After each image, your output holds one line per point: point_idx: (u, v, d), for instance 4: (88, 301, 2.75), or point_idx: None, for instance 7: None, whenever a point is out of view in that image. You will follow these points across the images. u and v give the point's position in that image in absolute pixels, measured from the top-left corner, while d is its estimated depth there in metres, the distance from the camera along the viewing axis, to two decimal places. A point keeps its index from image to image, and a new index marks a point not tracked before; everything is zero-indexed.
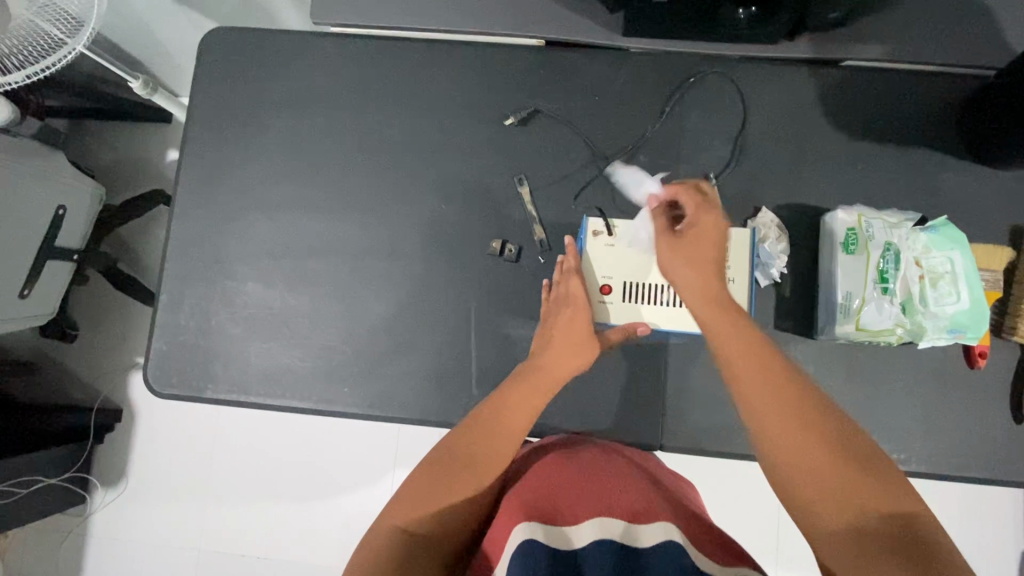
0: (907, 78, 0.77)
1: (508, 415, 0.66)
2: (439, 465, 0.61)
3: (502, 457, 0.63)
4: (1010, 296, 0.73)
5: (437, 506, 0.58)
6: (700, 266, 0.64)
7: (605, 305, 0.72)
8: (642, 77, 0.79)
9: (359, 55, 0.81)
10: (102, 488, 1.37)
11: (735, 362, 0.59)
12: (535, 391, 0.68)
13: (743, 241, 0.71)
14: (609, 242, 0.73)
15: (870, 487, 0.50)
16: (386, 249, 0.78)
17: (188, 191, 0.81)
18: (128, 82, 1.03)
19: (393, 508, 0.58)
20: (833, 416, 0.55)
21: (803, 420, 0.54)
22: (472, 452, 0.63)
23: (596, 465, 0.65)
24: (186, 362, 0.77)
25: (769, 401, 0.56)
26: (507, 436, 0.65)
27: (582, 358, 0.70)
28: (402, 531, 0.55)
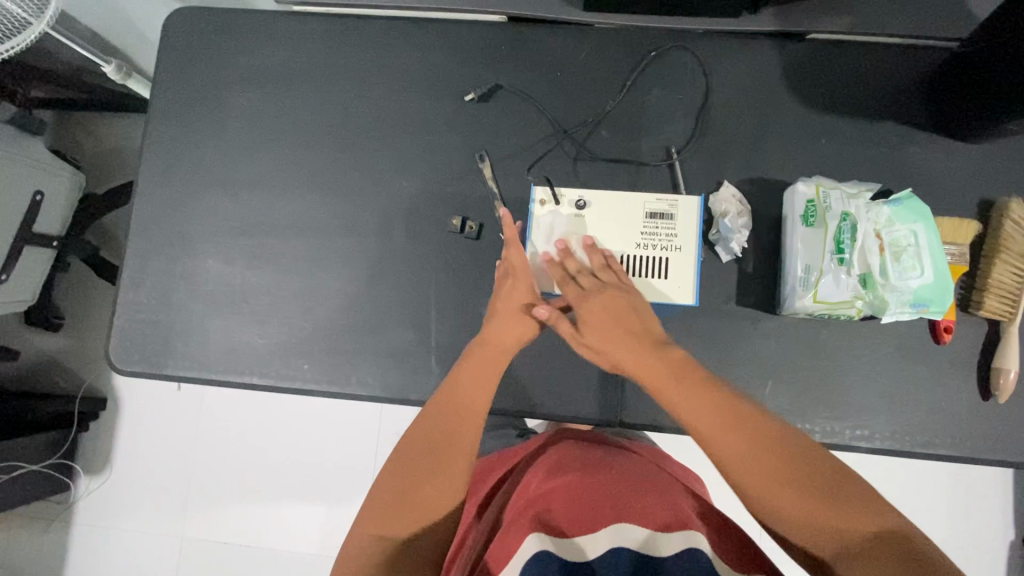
0: (873, 49, 0.76)
1: (465, 399, 0.65)
2: (413, 463, 0.61)
3: (467, 439, 0.63)
4: (978, 271, 0.72)
5: (419, 511, 0.58)
6: (617, 332, 0.63)
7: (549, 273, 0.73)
8: (604, 52, 0.78)
9: (321, 31, 0.81)
10: (85, 475, 1.38)
11: (686, 405, 0.56)
12: (489, 364, 0.67)
13: (691, 209, 0.72)
14: (555, 210, 0.74)
15: (849, 513, 0.48)
16: (347, 225, 0.78)
17: (152, 169, 0.81)
18: (101, 66, 1.03)
19: (369, 512, 0.59)
20: (795, 441, 0.53)
21: (766, 452, 0.52)
22: (433, 441, 0.62)
23: (592, 470, 0.64)
24: (147, 339, 0.78)
25: (728, 441, 0.53)
26: (467, 419, 0.64)
27: (527, 327, 0.69)
28: (386, 539, 0.57)
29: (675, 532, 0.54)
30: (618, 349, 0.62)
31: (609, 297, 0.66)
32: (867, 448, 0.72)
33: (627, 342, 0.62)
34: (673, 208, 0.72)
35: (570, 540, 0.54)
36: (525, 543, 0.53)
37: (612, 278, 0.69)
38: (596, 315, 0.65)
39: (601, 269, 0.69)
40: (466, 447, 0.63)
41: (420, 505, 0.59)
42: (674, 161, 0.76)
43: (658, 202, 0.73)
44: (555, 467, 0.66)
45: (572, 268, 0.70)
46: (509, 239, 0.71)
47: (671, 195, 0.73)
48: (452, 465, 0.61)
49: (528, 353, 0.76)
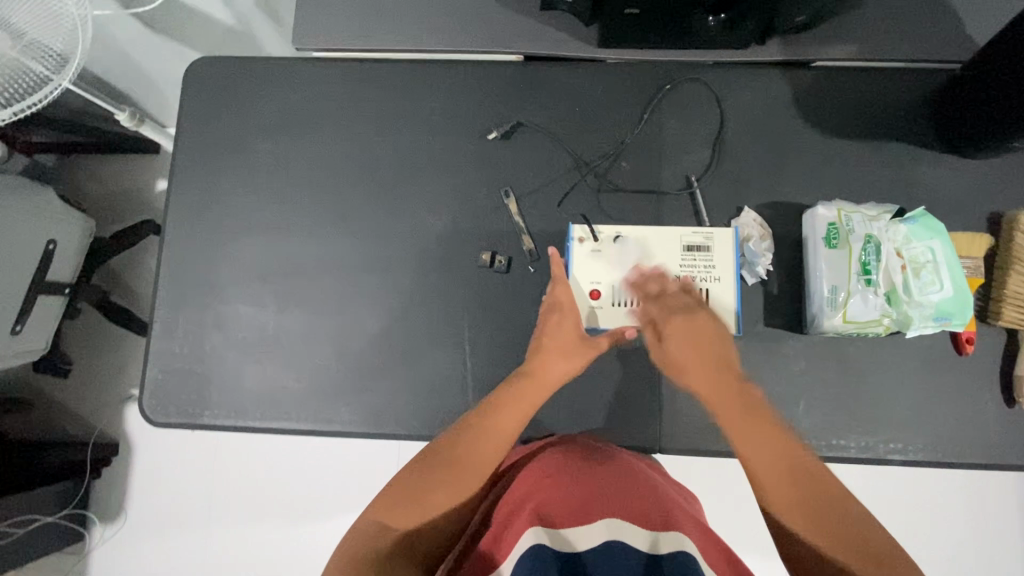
0: (877, 75, 0.79)
1: (502, 422, 0.67)
2: (433, 470, 0.63)
3: (485, 463, 0.65)
4: (993, 282, 0.75)
5: (429, 512, 0.60)
6: (697, 350, 0.67)
7: (596, 310, 0.74)
8: (620, 86, 0.81)
9: (342, 77, 0.83)
10: (99, 524, 1.35)
11: (748, 441, 0.60)
12: (528, 394, 0.68)
13: (727, 241, 0.74)
14: (595, 248, 0.75)
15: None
16: (376, 264, 0.79)
17: (179, 218, 0.82)
18: (115, 115, 1.04)
19: (380, 503, 0.61)
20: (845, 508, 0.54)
21: (811, 506, 0.55)
22: (455, 454, 0.64)
23: (598, 465, 0.65)
24: (181, 389, 0.77)
25: (777, 485, 0.57)
26: (498, 441, 0.66)
27: (570, 364, 0.70)
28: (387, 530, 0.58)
29: (669, 534, 0.57)
30: (693, 360, 0.67)
31: (693, 314, 0.68)
32: (900, 460, 0.74)
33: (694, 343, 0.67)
34: (709, 241, 0.74)
35: (564, 531, 0.58)
36: (525, 536, 0.56)
37: (693, 300, 0.70)
38: (679, 330, 0.68)
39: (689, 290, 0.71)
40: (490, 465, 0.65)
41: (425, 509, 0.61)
42: (695, 189, 0.78)
43: (693, 235, 0.74)
44: (558, 462, 0.66)
45: (653, 286, 0.72)
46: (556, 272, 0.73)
47: (706, 228, 0.75)
48: (470, 481, 0.63)
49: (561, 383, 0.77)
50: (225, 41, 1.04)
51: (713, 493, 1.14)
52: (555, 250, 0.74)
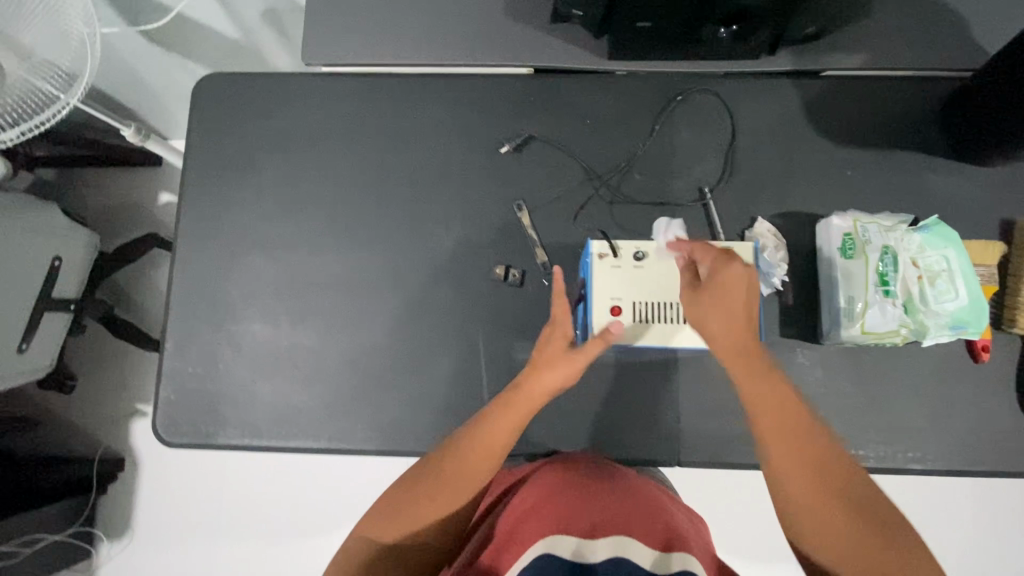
0: (887, 84, 0.80)
1: (487, 440, 0.65)
2: (424, 485, 0.65)
3: (470, 481, 0.65)
4: (1008, 290, 0.75)
5: (414, 524, 0.64)
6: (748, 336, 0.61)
7: (618, 327, 0.71)
8: (631, 98, 0.81)
9: (351, 91, 0.82)
10: (106, 540, 1.34)
11: (791, 479, 0.58)
12: (515, 408, 0.66)
13: (749, 254, 0.71)
14: (615, 263, 0.72)
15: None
16: (389, 280, 0.78)
17: (189, 236, 0.81)
18: (120, 130, 1.03)
19: (374, 516, 0.65)
20: (883, 549, 0.55)
21: (848, 546, 0.56)
22: (443, 470, 0.65)
23: (596, 484, 0.65)
24: (195, 408, 0.77)
25: (812, 524, 0.57)
26: (483, 461, 0.65)
27: (560, 376, 0.67)
28: (377, 542, 0.64)
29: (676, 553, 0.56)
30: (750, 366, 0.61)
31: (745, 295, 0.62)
32: (918, 470, 0.73)
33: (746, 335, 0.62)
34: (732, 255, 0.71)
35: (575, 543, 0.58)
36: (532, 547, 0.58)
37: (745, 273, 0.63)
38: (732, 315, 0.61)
39: (739, 284, 0.61)
40: (475, 482, 0.65)
41: (410, 522, 0.64)
42: (708, 201, 0.78)
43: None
44: (563, 479, 0.66)
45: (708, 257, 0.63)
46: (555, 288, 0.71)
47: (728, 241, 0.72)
48: (448, 499, 0.64)
49: (578, 396, 0.76)
50: (230, 54, 1.03)
51: (726, 499, 1.14)
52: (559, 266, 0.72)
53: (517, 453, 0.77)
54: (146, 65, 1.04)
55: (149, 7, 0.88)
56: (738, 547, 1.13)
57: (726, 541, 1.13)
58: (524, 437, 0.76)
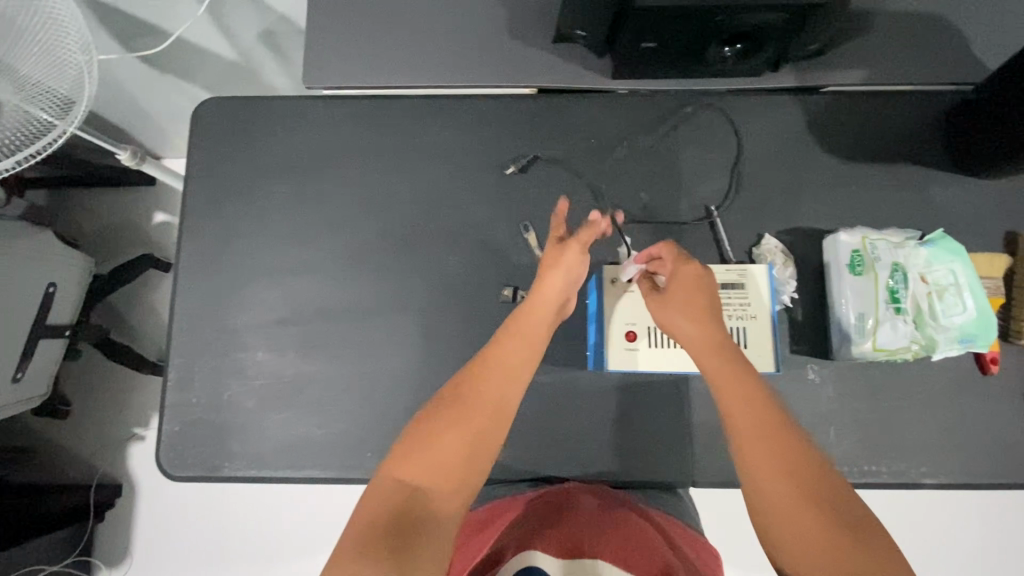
0: (887, 99, 0.80)
1: (506, 359, 0.62)
2: (447, 415, 0.58)
3: (496, 395, 0.60)
4: (1013, 301, 0.75)
5: (442, 463, 0.55)
6: (697, 318, 0.64)
7: (633, 353, 0.72)
8: (635, 117, 0.81)
9: (353, 115, 0.82)
10: (105, 569, 1.30)
11: (758, 467, 0.54)
12: (530, 316, 0.65)
13: (760, 276, 0.72)
14: (629, 288, 0.73)
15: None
16: (396, 305, 0.78)
17: (191, 264, 0.80)
18: (115, 154, 1.02)
19: (392, 461, 0.55)
20: (870, 560, 0.49)
21: (827, 553, 0.49)
22: (462, 396, 0.59)
23: (618, 519, 0.65)
24: (200, 440, 0.75)
25: (788, 526, 0.51)
26: (506, 375, 0.61)
27: (569, 273, 0.67)
28: (408, 487, 0.53)
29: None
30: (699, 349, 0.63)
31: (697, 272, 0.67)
32: (932, 484, 0.73)
33: (699, 317, 0.64)
34: (742, 277, 0.72)
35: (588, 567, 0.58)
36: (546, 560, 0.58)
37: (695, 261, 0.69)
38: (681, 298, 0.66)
39: (695, 280, 0.66)
40: (498, 397, 0.60)
41: (440, 458, 0.55)
42: (715, 219, 0.78)
43: (727, 271, 0.72)
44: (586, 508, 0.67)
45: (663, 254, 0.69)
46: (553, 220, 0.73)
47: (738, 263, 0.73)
48: (479, 421, 0.58)
49: (590, 418, 0.76)
50: (227, 76, 1.02)
51: (737, 513, 1.13)
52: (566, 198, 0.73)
53: (531, 478, 0.76)
54: (142, 88, 1.03)
55: (147, 31, 0.87)
56: (749, 560, 1.12)
57: (739, 554, 1.12)
58: (536, 460, 0.75)
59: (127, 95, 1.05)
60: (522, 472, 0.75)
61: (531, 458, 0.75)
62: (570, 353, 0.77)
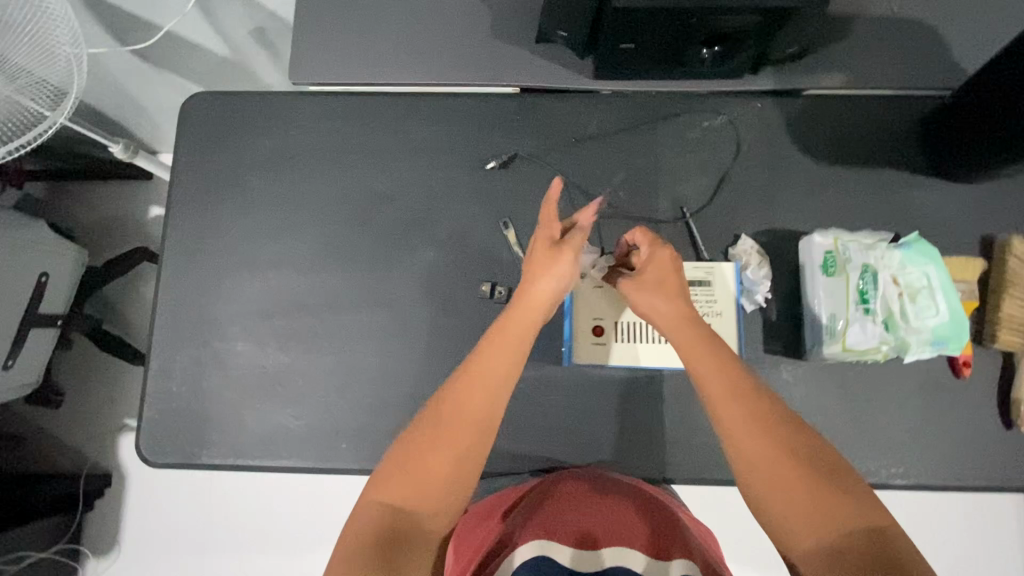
0: (868, 103, 0.81)
1: (491, 368, 0.57)
2: (431, 438, 0.53)
3: (482, 411, 0.54)
4: (988, 305, 0.75)
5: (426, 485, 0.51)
6: (671, 300, 0.64)
7: (600, 347, 0.75)
8: (616, 116, 0.82)
9: (338, 110, 0.83)
10: (94, 556, 1.31)
11: (747, 442, 0.53)
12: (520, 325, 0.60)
13: (726, 274, 0.74)
14: (597, 284, 0.75)
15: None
16: (376, 299, 0.79)
17: (176, 254, 0.81)
18: (108, 146, 1.03)
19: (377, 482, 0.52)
20: (853, 512, 0.48)
21: (811, 507, 0.49)
22: (443, 412, 0.54)
23: (609, 497, 0.65)
24: (180, 428, 0.77)
25: (773, 488, 0.51)
26: (496, 392, 0.55)
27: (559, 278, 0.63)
28: (390, 509, 0.50)
29: (676, 559, 0.55)
30: (677, 330, 0.62)
31: (667, 258, 0.67)
32: (902, 486, 0.74)
33: (674, 298, 0.64)
34: (709, 275, 0.74)
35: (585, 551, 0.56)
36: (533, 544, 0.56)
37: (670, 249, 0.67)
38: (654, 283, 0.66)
39: (667, 267, 0.66)
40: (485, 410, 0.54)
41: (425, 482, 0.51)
42: (689, 220, 0.79)
43: (695, 269, 0.74)
44: (570, 492, 0.66)
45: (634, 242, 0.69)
46: (541, 222, 0.68)
47: (705, 262, 0.75)
48: (463, 440, 0.53)
49: (565, 414, 0.77)
50: (220, 70, 1.04)
51: (717, 514, 1.14)
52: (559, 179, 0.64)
53: (505, 471, 0.77)
54: (136, 83, 1.04)
55: (139, 26, 0.88)
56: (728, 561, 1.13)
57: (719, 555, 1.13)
58: (510, 454, 0.76)
59: (122, 89, 1.06)
60: (496, 466, 0.76)
61: (505, 452, 0.76)
62: (547, 349, 0.78)
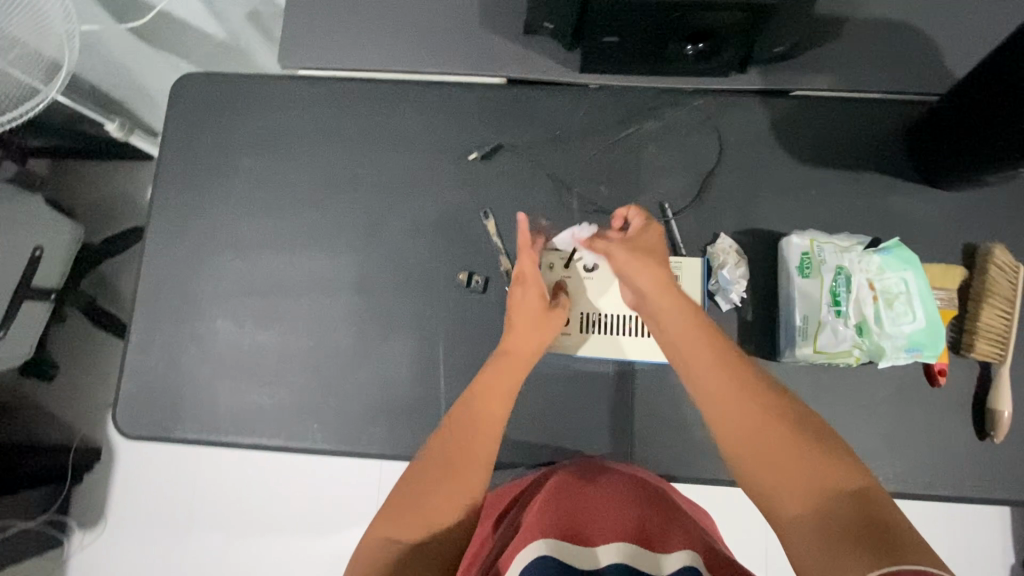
0: (855, 106, 0.80)
1: (487, 413, 0.65)
2: (427, 474, 0.60)
3: (483, 452, 0.62)
4: (967, 314, 0.75)
5: (431, 517, 0.57)
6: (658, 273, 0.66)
7: (565, 335, 0.75)
8: (601, 110, 0.82)
9: (325, 95, 0.83)
10: (79, 530, 1.32)
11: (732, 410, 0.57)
12: (508, 374, 0.67)
13: (695, 270, 0.75)
14: (566, 274, 0.76)
15: (853, 554, 0.44)
16: (354, 283, 0.79)
17: (160, 232, 0.82)
18: (104, 125, 1.05)
19: (385, 518, 0.57)
20: (838, 476, 0.50)
21: (798, 478, 0.51)
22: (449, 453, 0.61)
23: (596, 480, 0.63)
24: (156, 402, 0.78)
25: (761, 462, 0.53)
26: (487, 429, 0.64)
27: (546, 332, 0.70)
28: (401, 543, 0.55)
29: (672, 551, 0.52)
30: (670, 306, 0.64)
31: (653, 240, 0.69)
32: None
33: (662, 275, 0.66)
34: (678, 270, 0.75)
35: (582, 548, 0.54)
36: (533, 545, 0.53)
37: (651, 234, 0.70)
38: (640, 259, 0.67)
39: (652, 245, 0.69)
40: (485, 452, 0.62)
41: (431, 513, 0.57)
42: (668, 219, 0.79)
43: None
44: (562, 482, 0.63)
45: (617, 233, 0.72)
46: (515, 278, 0.73)
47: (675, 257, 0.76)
48: (469, 478, 0.60)
49: (536, 406, 0.76)
50: (215, 54, 1.05)
51: None
52: (525, 214, 0.74)
53: None
54: (132, 63, 1.06)
55: (135, 6, 0.89)
56: None
57: None
58: None
59: (119, 69, 1.08)
60: None
61: None
62: None
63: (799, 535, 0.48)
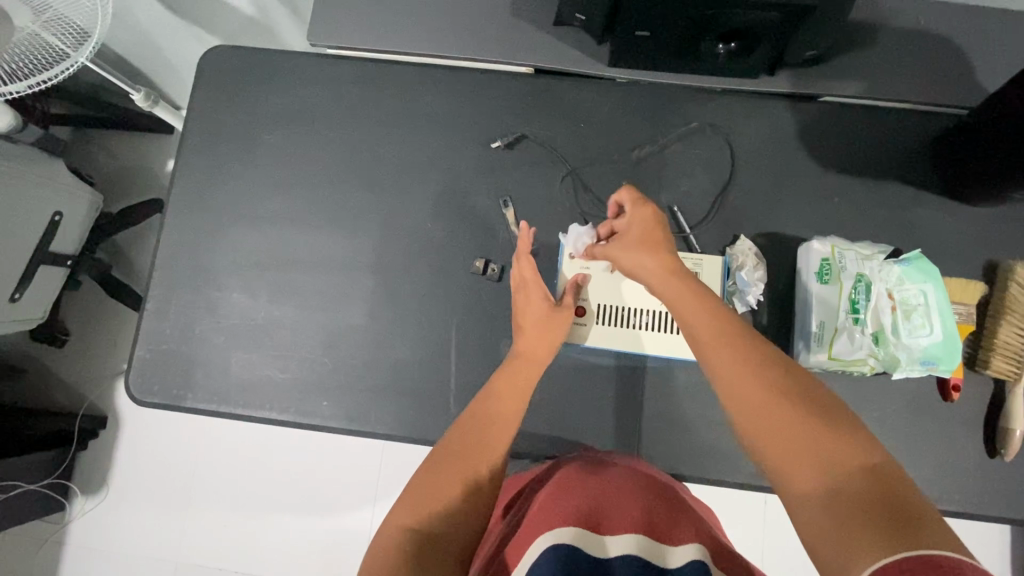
0: (884, 115, 0.79)
1: (495, 412, 0.64)
2: (440, 465, 0.58)
3: (499, 443, 0.61)
4: (984, 330, 0.74)
5: (440, 503, 0.54)
6: (656, 252, 0.64)
7: (581, 327, 0.75)
8: (627, 106, 0.81)
9: (351, 75, 0.84)
10: (82, 494, 1.33)
11: (736, 379, 0.53)
12: (520, 374, 0.67)
13: (715, 268, 0.75)
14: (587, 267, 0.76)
15: (869, 538, 0.41)
16: (370, 263, 0.80)
17: (181, 202, 0.83)
18: (129, 94, 1.05)
19: (398, 508, 0.54)
20: (852, 451, 0.46)
21: (808, 455, 0.47)
22: (458, 445, 0.60)
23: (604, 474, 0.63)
24: (168, 370, 0.78)
25: (770, 437, 0.49)
26: (500, 425, 0.63)
27: (554, 332, 0.70)
28: (415, 530, 0.52)
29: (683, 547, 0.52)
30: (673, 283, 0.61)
31: (647, 217, 0.67)
32: None
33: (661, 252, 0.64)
34: (699, 266, 0.74)
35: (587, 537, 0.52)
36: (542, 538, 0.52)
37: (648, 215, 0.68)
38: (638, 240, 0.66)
39: (648, 223, 0.67)
40: (494, 443, 0.61)
41: (440, 498, 0.55)
42: (688, 234, 0.78)
43: (683, 259, 0.75)
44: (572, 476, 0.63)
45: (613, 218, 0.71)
46: (518, 284, 0.75)
47: (696, 253, 0.75)
48: (479, 467, 0.59)
49: (545, 396, 0.76)
50: (243, 30, 1.05)
51: None
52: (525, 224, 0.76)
53: None
54: (160, 34, 1.06)
55: None
56: None
57: None
58: None
59: (147, 39, 1.08)
60: None
61: None
62: None
63: (812, 515, 0.45)
